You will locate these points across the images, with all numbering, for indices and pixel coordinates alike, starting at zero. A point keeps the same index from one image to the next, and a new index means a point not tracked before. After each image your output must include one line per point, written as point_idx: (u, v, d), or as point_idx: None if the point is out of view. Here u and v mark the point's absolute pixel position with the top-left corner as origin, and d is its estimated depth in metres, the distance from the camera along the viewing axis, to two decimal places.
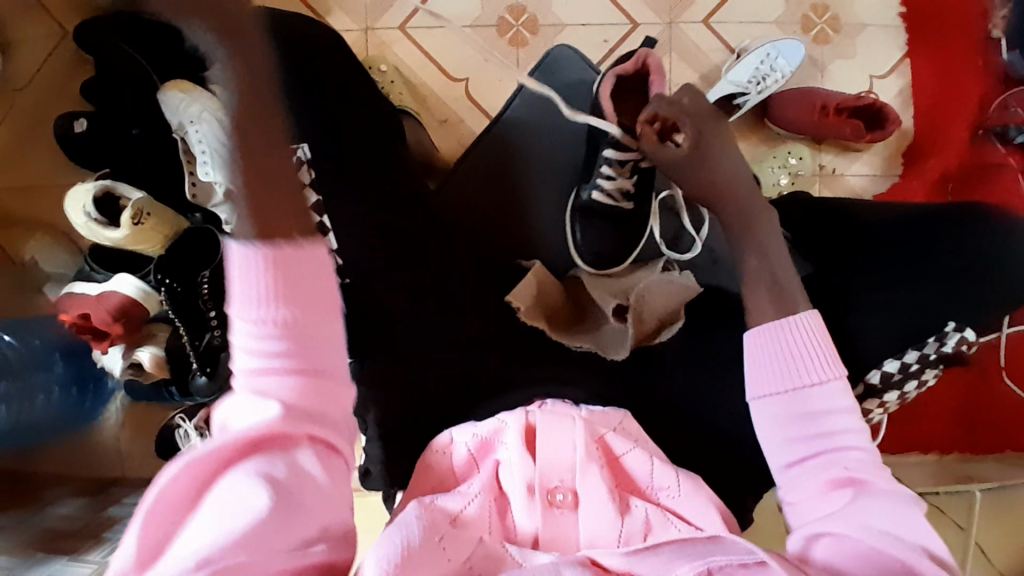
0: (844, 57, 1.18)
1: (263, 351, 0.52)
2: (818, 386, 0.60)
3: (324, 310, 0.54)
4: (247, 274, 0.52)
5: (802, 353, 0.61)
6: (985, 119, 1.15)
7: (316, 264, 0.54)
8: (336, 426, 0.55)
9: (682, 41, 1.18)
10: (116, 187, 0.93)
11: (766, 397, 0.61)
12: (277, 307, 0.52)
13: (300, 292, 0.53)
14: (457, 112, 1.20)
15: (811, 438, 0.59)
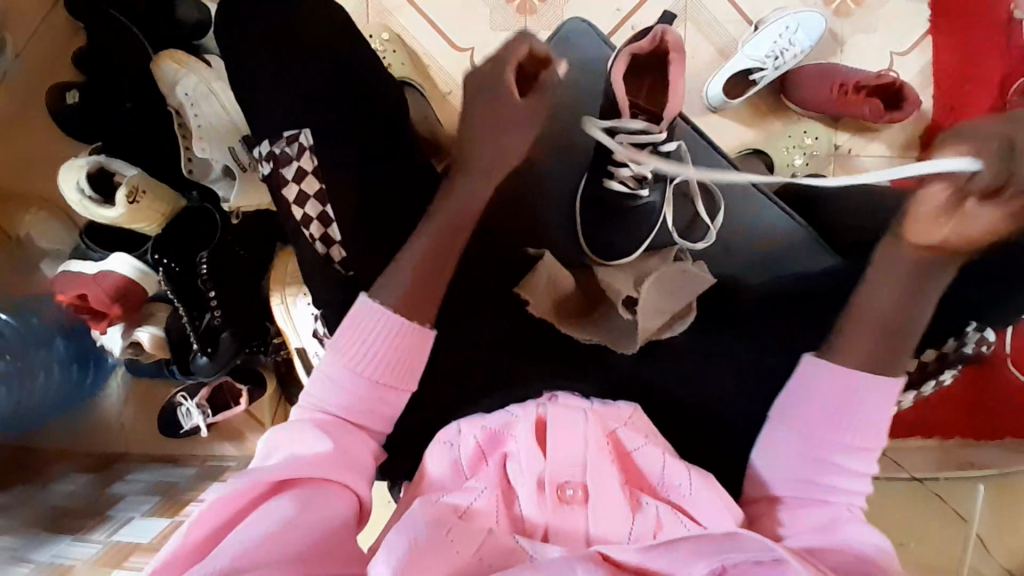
0: (865, 32, 1.14)
1: (358, 400, 0.63)
2: (844, 433, 0.63)
3: (402, 382, 0.65)
4: (371, 324, 0.64)
5: (858, 407, 0.62)
6: (1006, 103, 1.13)
7: (418, 342, 0.65)
8: (360, 465, 0.61)
9: (699, 11, 1.14)
10: (109, 163, 0.91)
11: (788, 438, 0.64)
12: (379, 366, 0.63)
13: (406, 361, 0.64)
14: (462, 85, 1.17)
15: (813, 480, 0.63)
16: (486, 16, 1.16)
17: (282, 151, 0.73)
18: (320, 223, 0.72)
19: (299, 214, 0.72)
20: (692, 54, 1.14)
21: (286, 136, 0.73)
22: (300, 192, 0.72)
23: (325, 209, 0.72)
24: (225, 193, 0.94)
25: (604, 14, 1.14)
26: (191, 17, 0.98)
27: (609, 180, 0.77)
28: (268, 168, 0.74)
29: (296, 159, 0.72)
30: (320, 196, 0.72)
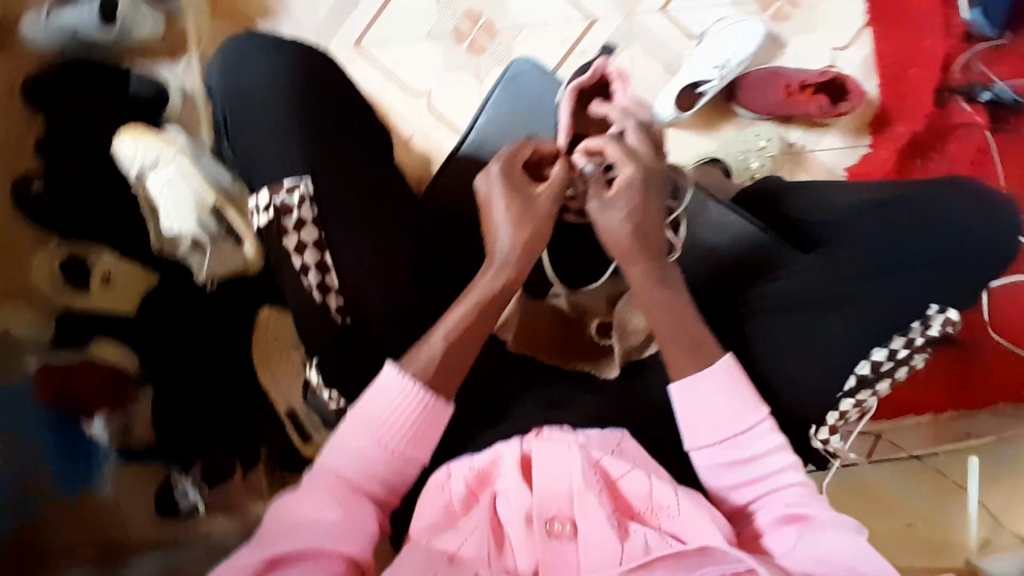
0: (804, 32, 1.17)
1: (372, 462, 0.63)
2: (747, 432, 0.66)
3: (415, 450, 0.65)
4: (393, 388, 0.64)
5: (720, 397, 0.67)
6: (951, 81, 1.16)
7: (436, 415, 0.66)
8: (360, 533, 0.61)
9: (644, 30, 1.17)
10: (79, 249, 0.97)
11: (700, 447, 0.67)
12: (392, 432, 0.64)
13: (424, 432, 0.65)
14: (422, 127, 1.18)
15: (741, 478, 0.66)
16: (439, 59, 1.18)
17: (280, 201, 0.69)
18: (319, 271, 0.70)
19: (298, 262, 0.69)
20: (641, 72, 1.17)
21: (284, 184, 0.68)
22: (299, 241, 0.69)
23: (324, 256, 0.70)
24: (196, 266, 0.96)
25: (553, 44, 1.17)
26: (147, 92, 1.05)
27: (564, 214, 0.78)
28: (263, 217, 0.70)
29: (296, 209, 0.69)
30: (320, 245, 0.70)
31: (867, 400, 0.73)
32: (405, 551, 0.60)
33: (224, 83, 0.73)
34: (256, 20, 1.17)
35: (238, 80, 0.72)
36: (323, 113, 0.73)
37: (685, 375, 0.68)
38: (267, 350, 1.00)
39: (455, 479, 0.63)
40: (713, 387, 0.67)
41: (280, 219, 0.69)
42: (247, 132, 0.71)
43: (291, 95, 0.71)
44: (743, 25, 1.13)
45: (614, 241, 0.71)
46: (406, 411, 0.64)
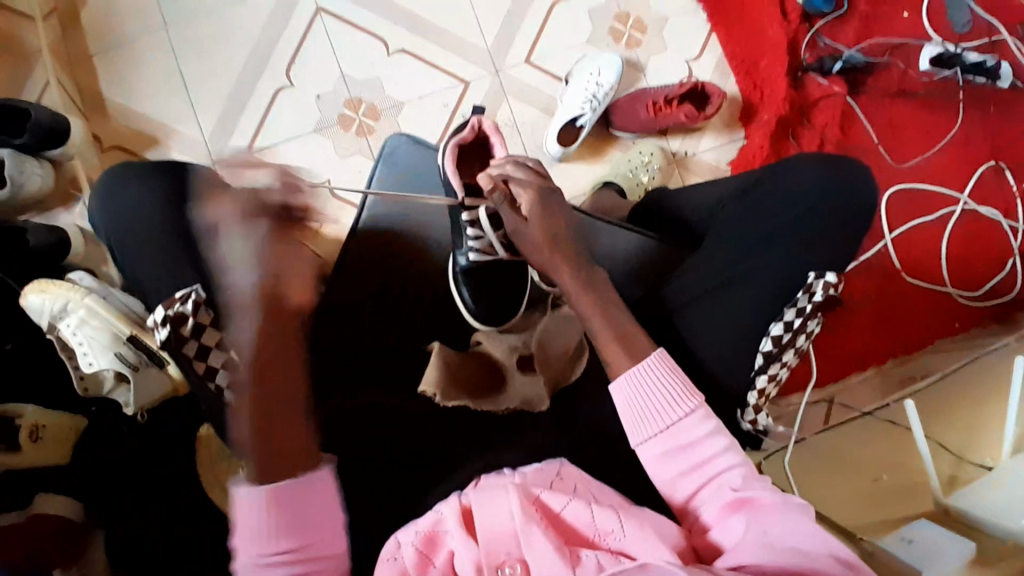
0: (658, 51, 1.27)
1: (283, 572, 0.60)
2: (686, 419, 0.66)
3: (319, 531, 0.61)
4: (255, 501, 0.60)
5: (657, 388, 0.67)
6: (801, 62, 1.28)
7: (316, 488, 0.62)
8: None
9: (514, 83, 1.25)
10: (4, 408, 0.91)
11: (644, 440, 0.66)
12: (281, 539, 0.60)
13: (307, 515, 0.61)
14: (331, 214, 1.22)
15: (686, 468, 0.65)
16: (330, 147, 1.23)
17: (176, 311, 0.73)
18: (227, 369, 0.73)
19: (202, 366, 0.73)
20: (522, 119, 1.24)
21: (177, 295, 0.73)
22: (201, 345, 0.73)
23: (229, 353, 0.74)
24: (124, 398, 0.95)
25: (433, 113, 1.24)
26: (46, 240, 1.05)
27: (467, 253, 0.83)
28: (161, 331, 0.73)
29: (192, 314, 0.73)
30: (222, 342, 0.74)
31: (779, 371, 0.77)
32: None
33: (108, 208, 0.79)
34: (145, 151, 1.20)
35: (121, 202, 0.79)
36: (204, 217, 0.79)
37: (625, 370, 0.68)
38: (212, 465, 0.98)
39: (404, 547, 0.64)
40: (647, 381, 0.68)
41: (177, 329, 0.73)
42: (134, 244, 0.78)
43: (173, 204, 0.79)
44: (599, 60, 1.22)
45: (536, 253, 0.75)
46: (270, 506, 0.60)
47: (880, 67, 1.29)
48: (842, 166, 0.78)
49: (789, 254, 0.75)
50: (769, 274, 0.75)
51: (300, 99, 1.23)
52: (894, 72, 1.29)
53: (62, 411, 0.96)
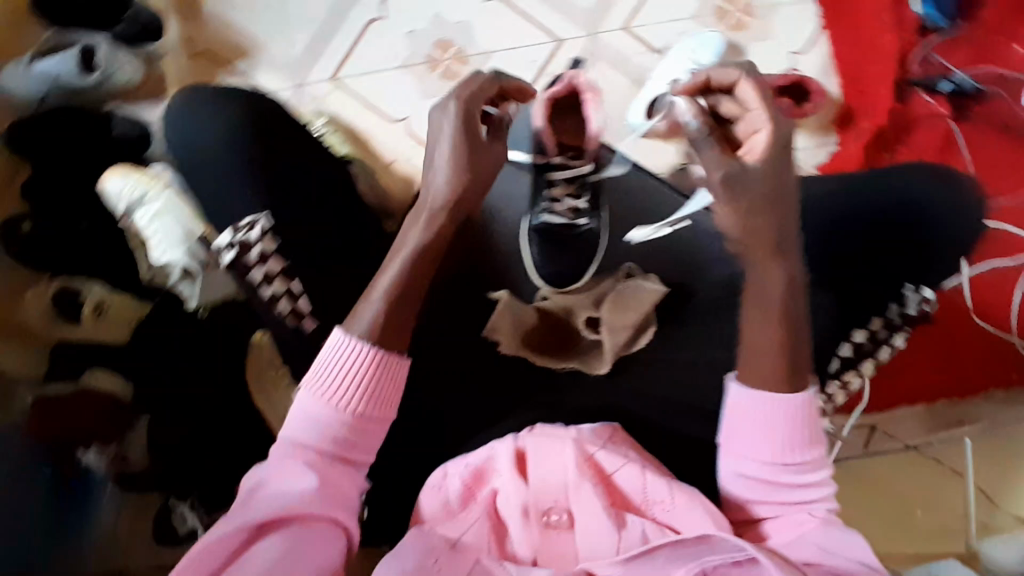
0: (762, 39, 1.22)
1: (334, 431, 0.63)
2: (802, 460, 0.63)
3: (383, 409, 0.65)
4: (341, 357, 0.64)
5: (788, 424, 0.63)
6: (909, 75, 1.22)
7: (393, 371, 0.65)
8: (349, 497, 0.64)
9: (606, 49, 1.21)
10: (71, 283, 0.99)
11: (743, 456, 0.65)
12: (353, 404, 0.63)
13: (381, 391, 0.65)
14: (402, 153, 1.20)
15: (773, 493, 0.64)
16: (413, 85, 1.20)
17: (241, 238, 0.73)
18: (290, 299, 0.74)
19: (267, 292, 0.73)
20: (610, 88, 1.21)
21: (244, 222, 0.73)
22: (266, 272, 0.73)
23: (292, 283, 0.74)
24: (188, 292, 0.98)
25: (521, 67, 1.20)
26: (131, 133, 1.06)
27: (548, 214, 0.82)
28: (228, 255, 0.73)
29: (257, 243, 0.73)
30: (287, 272, 0.74)
31: (852, 380, 0.78)
32: (408, 536, 0.63)
33: (178, 133, 0.77)
34: (235, 61, 1.20)
35: (189, 127, 0.76)
36: (272, 152, 0.77)
37: (766, 392, 0.63)
38: (262, 375, 1.03)
39: (453, 478, 0.66)
40: (776, 415, 0.63)
41: (242, 257, 0.73)
42: (201, 174, 0.76)
43: (237, 136, 0.76)
44: (700, 37, 1.18)
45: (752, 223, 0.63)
46: (345, 364, 0.64)
47: (987, 95, 1.22)
48: (954, 183, 0.75)
49: (871, 265, 0.76)
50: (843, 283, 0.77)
51: (392, 31, 1.21)
52: (1003, 104, 1.21)
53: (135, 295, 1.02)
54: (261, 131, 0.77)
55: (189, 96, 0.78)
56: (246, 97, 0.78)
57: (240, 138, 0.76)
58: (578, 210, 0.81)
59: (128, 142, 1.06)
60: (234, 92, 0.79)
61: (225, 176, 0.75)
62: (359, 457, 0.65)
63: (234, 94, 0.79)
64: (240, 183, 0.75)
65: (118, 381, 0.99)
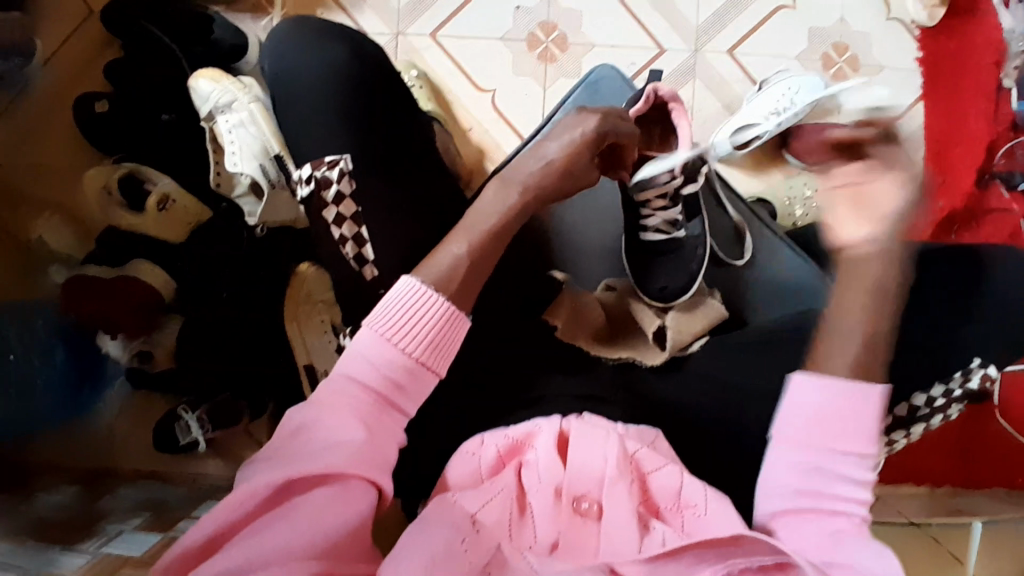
0: (860, 96, 1.22)
1: (388, 371, 0.59)
2: (857, 457, 0.61)
3: (437, 361, 0.61)
4: (413, 299, 0.61)
5: (857, 414, 0.62)
6: (991, 165, 1.18)
7: (455, 325, 0.62)
8: (382, 456, 0.58)
9: (706, 68, 1.21)
10: (140, 172, 0.98)
11: (799, 446, 0.62)
12: (414, 349, 0.60)
13: (445, 345, 0.62)
14: (482, 122, 1.20)
15: (825, 491, 0.61)
16: (507, 59, 1.20)
17: (321, 175, 0.71)
18: (355, 243, 0.71)
19: (335, 234, 0.71)
20: (699, 106, 1.21)
21: (326, 159, 0.71)
22: (337, 214, 0.71)
23: (361, 229, 0.71)
24: (250, 208, 0.98)
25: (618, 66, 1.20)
26: (228, 41, 1.06)
27: (643, 232, 0.85)
28: (306, 190, 0.72)
29: (336, 183, 0.71)
30: (357, 218, 0.71)
31: (898, 439, 0.77)
32: (433, 501, 0.59)
33: (279, 48, 0.74)
34: None
35: (292, 51, 0.73)
36: (381, 88, 0.74)
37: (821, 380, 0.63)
38: (297, 304, 1.01)
39: (489, 446, 0.64)
40: (847, 402, 0.62)
41: (319, 193, 0.71)
42: (296, 94, 0.73)
43: (344, 70, 0.73)
44: (801, 77, 1.17)
45: None
46: (414, 307, 0.61)
47: None
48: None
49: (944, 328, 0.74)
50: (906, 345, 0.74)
51: (499, 1, 1.20)
52: None
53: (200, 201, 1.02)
54: (360, 70, 0.73)
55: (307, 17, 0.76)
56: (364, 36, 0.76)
57: (334, 72, 0.72)
58: (674, 223, 0.84)
59: (220, 45, 1.05)
60: (349, 31, 0.76)
61: (317, 108, 0.72)
62: (406, 410, 0.61)
63: (333, 29, 0.75)
64: (327, 113, 0.72)
65: (164, 277, 0.99)
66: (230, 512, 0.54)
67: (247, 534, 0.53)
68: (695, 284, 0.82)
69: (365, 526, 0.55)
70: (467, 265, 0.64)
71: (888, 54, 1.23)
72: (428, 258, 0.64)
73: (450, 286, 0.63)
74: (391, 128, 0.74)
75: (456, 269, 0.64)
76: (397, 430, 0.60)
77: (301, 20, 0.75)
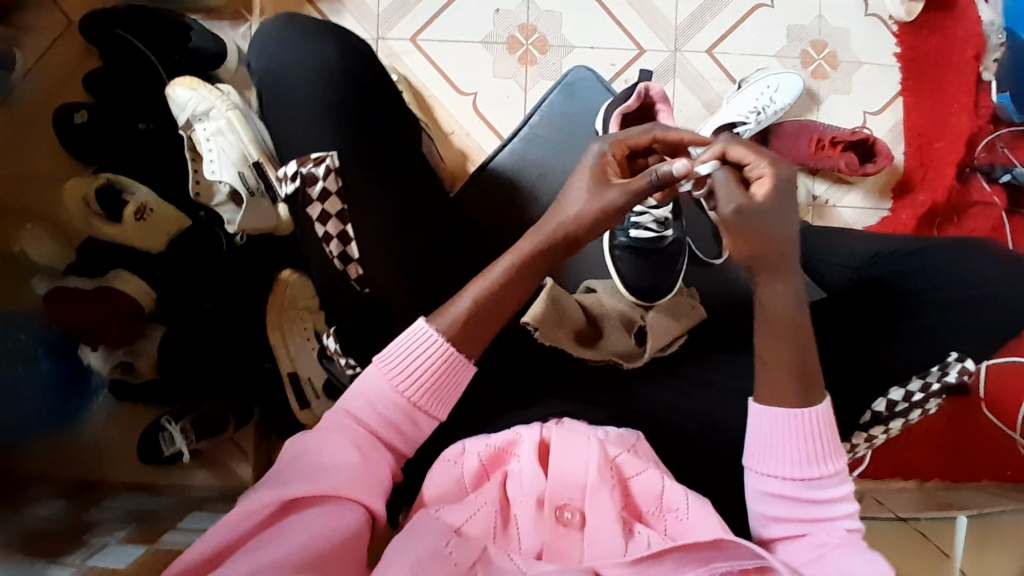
0: (839, 93, 1.22)
1: (389, 412, 0.61)
2: (824, 478, 0.61)
3: (441, 406, 0.63)
4: (420, 348, 0.62)
5: (810, 437, 0.61)
6: (972, 159, 1.19)
7: (460, 372, 0.63)
8: (375, 479, 0.59)
9: (687, 67, 1.22)
10: (118, 181, 0.98)
11: (766, 474, 0.62)
12: (419, 396, 0.61)
13: (445, 389, 0.63)
14: (465, 126, 1.20)
15: (798, 511, 0.61)
16: (488, 62, 1.20)
17: (306, 171, 0.69)
18: (341, 241, 0.70)
19: (320, 231, 0.70)
20: (680, 106, 1.21)
21: (312, 156, 0.69)
22: (322, 211, 0.69)
23: (347, 227, 0.70)
24: (230, 217, 0.98)
25: (599, 68, 1.21)
26: (209, 48, 1.05)
27: (632, 228, 0.82)
28: (291, 186, 0.70)
29: (321, 179, 0.69)
30: (342, 217, 0.70)
31: (878, 435, 0.76)
32: (415, 515, 0.59)
33: (253, 57, 0.74)
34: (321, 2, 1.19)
35: (264, 58, 0.73)
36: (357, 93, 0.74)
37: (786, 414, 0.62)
38: (280, 311, 1.01)
39: (470, 454, 0.63)
40: (794, 426, 0.62)
41: (305, 189, 0.69)
42: (272, 104, 0.73)
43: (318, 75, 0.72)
44: (781, 75, 1.17)
45: None
46: (425, 362, 0.62)
47: None
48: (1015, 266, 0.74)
49: (922, 323, 0.74)
50: (884, 341, 0.75)
51: (479, 4, 1.20)
52: None
53: (181, 210, 1.02)
54: (338, 70, 0.72)
55: (277, 19, 0.75)
56: (337, 36, 0.74)
57: (309, 79, 0.71)
58: (664, 221, 0.82)
59: (198, 53, 1.05)
60: (321, 27, 0.75)
61: (292, 114, 0.72)
62: (404, 450, 0.63)
63: (322, 25, 0.75)
64: (302, 119, 0.71)
65: (142, 286, 0.99)
66: (224, 534, 0.53)
67: (241, 553, 0.52)
68: (677, 284, 0.81)
69: (360, 539, 0.55)
70: (490, 319, 0.64)
71: (868, 50, 1.23)
72: (443, 310, 0.64)
73: (463, 333, 0.63)
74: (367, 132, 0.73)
75: (475, 324, 0.64)
76: (398, 468, 0.63)
77: (270, 25, 0.74)
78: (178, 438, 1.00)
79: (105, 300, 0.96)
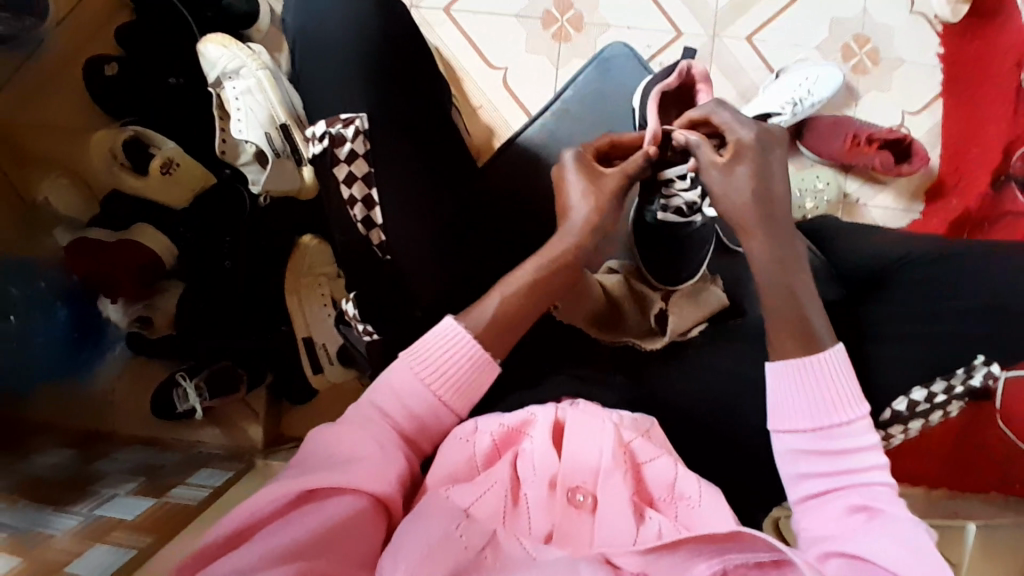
0: (880, 90, 1.19)
1: (415, 406, 0.62)
2: (847, 426, 0.60)
3: (460, 405, 0.64)
4: (452, 342, 0.64)
5: (823, 382, 0.62)
6: (1008, 165, 1.13)
7: (484, 372, 0.65)
8: (390, 472, 0.57)
9: (723, 54, 1.19)
10: (147, 135, 0.99)
11: (789, 431, 0.62)
12: (446, 393, 0.63)
13: (469, 386, 0.64)
14: (492, 101, 1.18)
15: (828, 467, 0.60)
16: (521, 36, 1.19)
17: (335, 132, 0.68)
18: (365, 206, 0.69)
19: (345, 193, 0.69)
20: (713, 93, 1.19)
21: (341, 117, 0.68)
22: (349, 173, 0.68)
23: (371, 191, 0.69)
24: (254, 177, 0.97)
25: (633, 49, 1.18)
26: (239, 7, 1.04)
27: (661, 211, 0.75)
28: (319, 146, 0.70)
29: (349, 140, 0.68)
30: (369, 179, 0.69)
31: (896, 436, 0.75)
32: (423, 499, 0.57)
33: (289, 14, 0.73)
34: None
35: (301, 15, 0.72)
36: (392, 58, 0.72)
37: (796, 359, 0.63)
38: (298, 276, 1.01)
39: (484, 432, 0.62)
40: (813, 374, 0.62)
41: (332, 149, 0.68)
42: (304, 62, 0.72)
43: (350, 36, 0.70)
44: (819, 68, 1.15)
45: None
46: (454, 353, 0.63)
47: None
48: None
49: None
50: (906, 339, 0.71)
51: None
52: None
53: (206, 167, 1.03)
54: (370, 34, 0.71)
55: None
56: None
57: (341, 40, 0.70)
58: (693, 206, 0.75)
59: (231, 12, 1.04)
60: None
61: (323, 73, 0.71)
62: (421, 445, 0.63)
63: None
64: (333, 78, 0.70)
65: (165, 243, 0.99)
66: (234, 523, 0.51)
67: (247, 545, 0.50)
68: (700, 270, 0.79)
69: (364, 536, 0.53)
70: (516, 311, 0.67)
71: (911, 47, 1.19)
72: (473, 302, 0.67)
73: (493, 314, 0.66)
74: (396, 95, 0.71)
75: (505, 308, 0.67)
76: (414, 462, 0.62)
77: None
78: (189, 395, 1.00)
79: (122, 252, 0.96)
